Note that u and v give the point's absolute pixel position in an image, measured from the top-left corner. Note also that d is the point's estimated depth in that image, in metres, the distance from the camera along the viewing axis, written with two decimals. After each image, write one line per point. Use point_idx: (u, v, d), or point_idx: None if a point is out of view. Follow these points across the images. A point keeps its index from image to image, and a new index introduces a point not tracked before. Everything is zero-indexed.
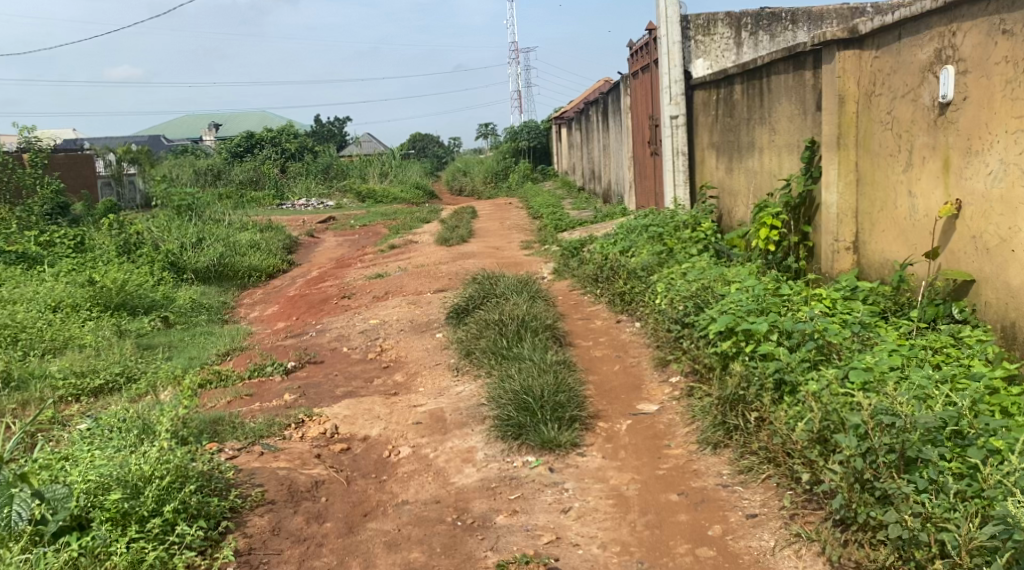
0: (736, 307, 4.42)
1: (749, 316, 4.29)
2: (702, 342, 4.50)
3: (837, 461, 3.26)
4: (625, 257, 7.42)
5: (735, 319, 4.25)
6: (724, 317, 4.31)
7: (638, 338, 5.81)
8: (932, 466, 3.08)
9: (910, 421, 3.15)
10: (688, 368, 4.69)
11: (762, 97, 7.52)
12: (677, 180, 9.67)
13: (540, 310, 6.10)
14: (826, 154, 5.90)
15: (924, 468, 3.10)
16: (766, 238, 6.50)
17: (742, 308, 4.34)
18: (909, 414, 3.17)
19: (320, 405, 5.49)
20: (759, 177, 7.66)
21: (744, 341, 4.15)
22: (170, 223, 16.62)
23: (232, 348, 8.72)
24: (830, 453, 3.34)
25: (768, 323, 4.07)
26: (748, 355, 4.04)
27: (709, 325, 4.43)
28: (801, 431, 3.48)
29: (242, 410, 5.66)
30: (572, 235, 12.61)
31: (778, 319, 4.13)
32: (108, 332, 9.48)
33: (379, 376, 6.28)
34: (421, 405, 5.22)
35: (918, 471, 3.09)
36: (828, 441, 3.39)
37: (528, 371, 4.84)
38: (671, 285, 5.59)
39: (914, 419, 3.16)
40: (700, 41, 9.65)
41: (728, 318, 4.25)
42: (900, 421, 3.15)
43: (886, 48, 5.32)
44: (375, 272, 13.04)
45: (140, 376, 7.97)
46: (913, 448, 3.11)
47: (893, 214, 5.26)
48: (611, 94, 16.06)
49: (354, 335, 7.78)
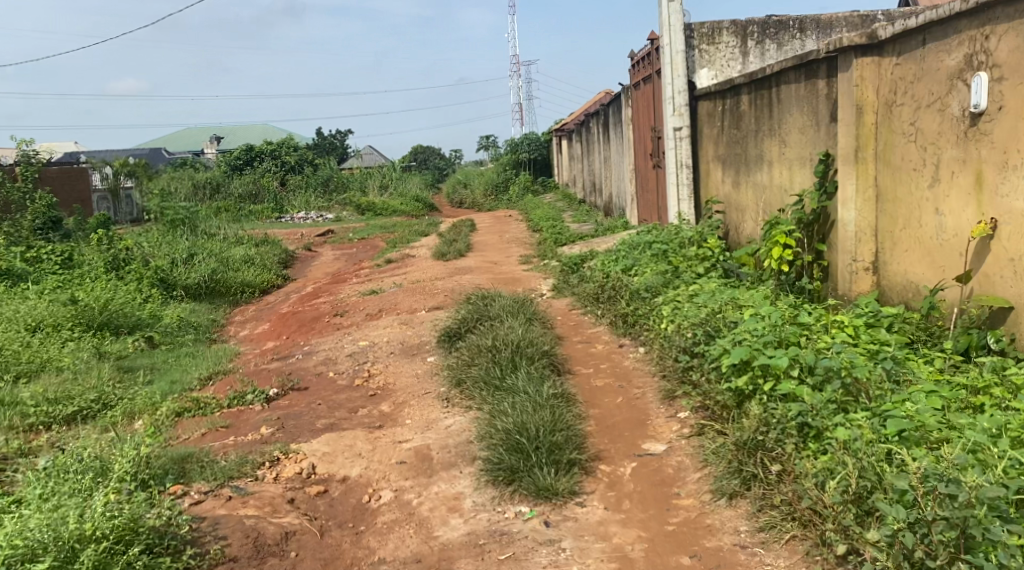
0: (749, 338, 4.00)
1: (764, 348, 3.87)
2: (714, 376, 4.10)
3: (881, 535, 2.92)
4: (627, 275, 7.00)
5: (751, 351, 3.85)
6: (738, 350, 3.89)
7: (643, 366, 5.38)
8: (1001, 549, 2.65)
9: (975, 495, 2.73)
10: (698, 404, 4.28)
11: (771, 107, 7.12)
12: (681, 194, 9.27)
13: (538, 334, 5.69)
14: (843, 168, 5.48)
15: (991, 551, 2.68)
16: (775, 259, 6.06)
17: (759, 339, 3.93)
18: (972, 486, 2.75)
19: (299, 440, 5.07)
20: (768, 191, 7.25)
21: (761, 378, 3.74)
22: (163, 237, 16.21)
23: (216, 371, 8.30)
24: (869, 519, 2.99)
25: (788, 357, 3.64)
26: (767, 394, 3.65)
27: (723, 358, 4.03)
28: (835, 492, 3.10)
29: (216, 445, 5.25)
30: (572, 250, 12.20)
31: (799, 352, 3.72)
32: (87, 354, 9.06)
33: (365, 405, 5.86)
34: (406, 441, 4.81)
35: (983, 554, 2.68)
36: (865, 503, 3.03)
37: (522, 406, 4.43)
38: (678, 308, 5.17)
39: (978, 492, 2.74)
40: (704, 50, 9.30)
41: (743, 352, 3.83)
42: (963, 494, 2.73)
43: (907, 54, 4.90)
44: (370, 288, 12.64)
45: (117, 402, 7.54)
46: (978, 527, 2.69)
47: (917, 233, 4.84)
48: (613, 105, 15.68)
49: (341, 359, 7.37)
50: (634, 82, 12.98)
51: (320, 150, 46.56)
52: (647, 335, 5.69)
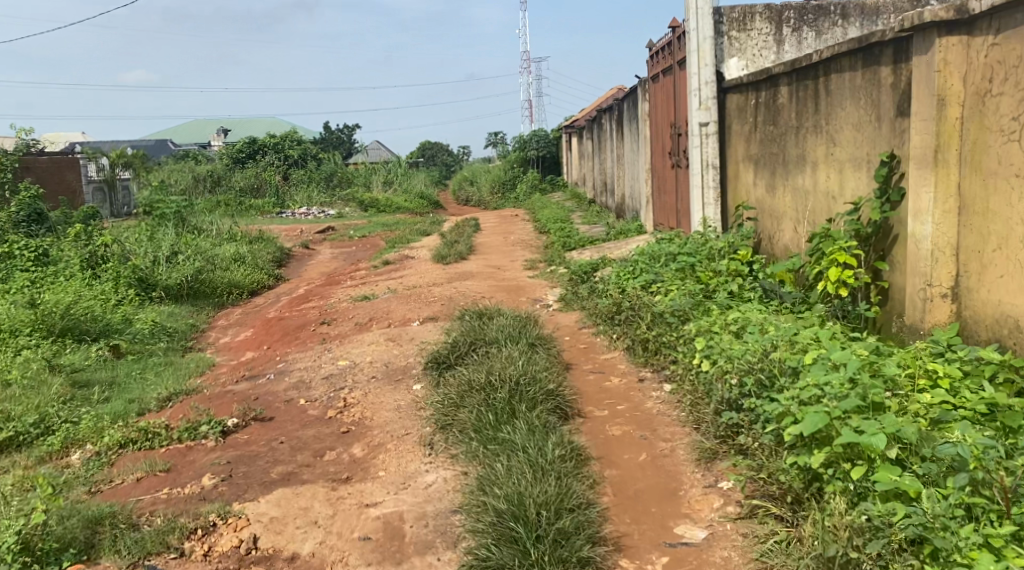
0: (821, 397, 3.03)
1: (846, 414, 2.92)
2: (775, 450, 3.22)
3: None
4: (648, 292, 6.00)
5: (829, 418, 2.87)
6: (810, 414, 2.95)
7: (672, 412, 4.40)
8: None
9: None
10: (754, 484, 3.28)
11: (818, 100, 6.14)
12: (706, 198, 8.29)
13: (543, 368, 4.70)
14: (915, 173, 4.50)
15: None
16: (829, 285, 5.03)
17: (837, 402, 2.95)
18: None
19: (243, 499, 4.13)
20: (811, 198, 6.30)
21: (845, 459, 2.88)
22: (149, 231, 15.27)
23: (179, 389, 7.34)
24: None
25: (885, 436, 2.75)
26: (862, 486, 2.82)
27: (787, 421, 3.06)
28: None
29: (145, 499, 4.31)
30: (581, 256, 11.23)
31: (902, 427, 2.85)
32: (41, 365, 8.11)
33: (333, 446, 4.91)
34: (374, 504, 3.86)
35: None
36: None
37: (519, 471, 3.49)
38: (717, 343, 4.20)
39: None
40: (734, 38, 8.31)
41: (818, 420, 2.87)
42: None
43: (1011, 31, 3.93)
44: (363, 292, 11.68)
45: (60, 426, 6.59)
46: None
47: (1017, 256, 3.95)
48: (628, 100, 14.68)
49: (315, 382, 6.39)
50: (653, 74, 12.01)
51: (325, 144, 45.57)
52: (676, 371, 4.72)
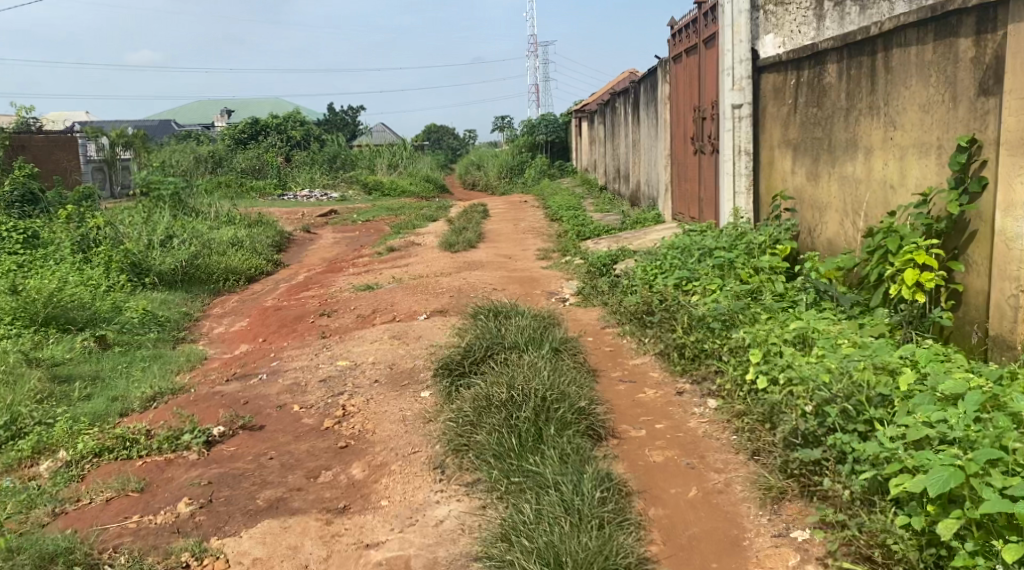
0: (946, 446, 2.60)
1: (984, 475, 2.46)
2: (885, 505, 2.69)
3: None
4: (684, 292, 5.36)
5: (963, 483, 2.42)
6: (936, 468, 2.51)
7: (722, 435, 3.79)
8: None
9: None
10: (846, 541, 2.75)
11: (875, 78, 5.51)
12: (738, 186, 7.67)
13: (573, 383, 4.11)
14: (1011, 162, 3.94)
15: None
16: (904, 290, 4.38)
17: (975, 458, 2.48)
18: None
19: (223, 533, 3.58)
20: (863, 187, 5.69)
21: (987, 531, 2.41)
22: (145, 212, 14.65)
23: (164, 387, 6.74)
24: None
25: None
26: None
27: (900, 480, 2.59)
28: None
29: (111, 528, 3.74)
30: (598, 246, 10.62)
31: None
32: (18, 359, 7.52)
33: (328, 465, 4.32)
34: (375, 545, 3.32)
35: None
36: None
37: (552, 516, 2.97)
38: (779, 358, 3.60)
39: None
40: (771, 13, 7.67)
41: (949, 478, 2.44)
42: None
43: None
44: (367, 281, 11.10)
45: (31, 429, 6.01)
46: None
47: None
48: (646, 82, 14.04)
49: (312, 385, 5.80)
50: (675, 54, 11.36)
51: (330, 126, 44.91)
52: (723, 386, 4.10)
